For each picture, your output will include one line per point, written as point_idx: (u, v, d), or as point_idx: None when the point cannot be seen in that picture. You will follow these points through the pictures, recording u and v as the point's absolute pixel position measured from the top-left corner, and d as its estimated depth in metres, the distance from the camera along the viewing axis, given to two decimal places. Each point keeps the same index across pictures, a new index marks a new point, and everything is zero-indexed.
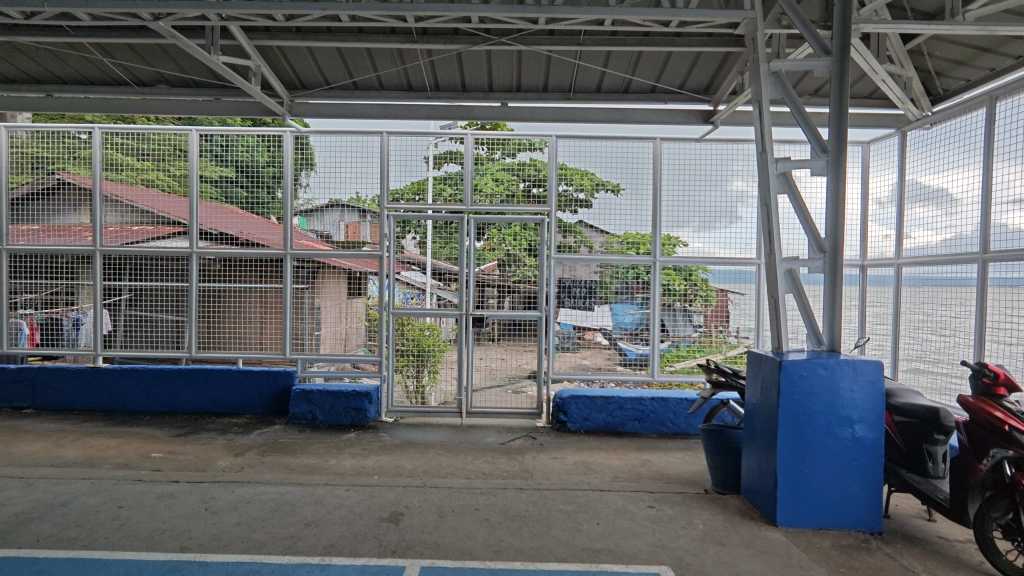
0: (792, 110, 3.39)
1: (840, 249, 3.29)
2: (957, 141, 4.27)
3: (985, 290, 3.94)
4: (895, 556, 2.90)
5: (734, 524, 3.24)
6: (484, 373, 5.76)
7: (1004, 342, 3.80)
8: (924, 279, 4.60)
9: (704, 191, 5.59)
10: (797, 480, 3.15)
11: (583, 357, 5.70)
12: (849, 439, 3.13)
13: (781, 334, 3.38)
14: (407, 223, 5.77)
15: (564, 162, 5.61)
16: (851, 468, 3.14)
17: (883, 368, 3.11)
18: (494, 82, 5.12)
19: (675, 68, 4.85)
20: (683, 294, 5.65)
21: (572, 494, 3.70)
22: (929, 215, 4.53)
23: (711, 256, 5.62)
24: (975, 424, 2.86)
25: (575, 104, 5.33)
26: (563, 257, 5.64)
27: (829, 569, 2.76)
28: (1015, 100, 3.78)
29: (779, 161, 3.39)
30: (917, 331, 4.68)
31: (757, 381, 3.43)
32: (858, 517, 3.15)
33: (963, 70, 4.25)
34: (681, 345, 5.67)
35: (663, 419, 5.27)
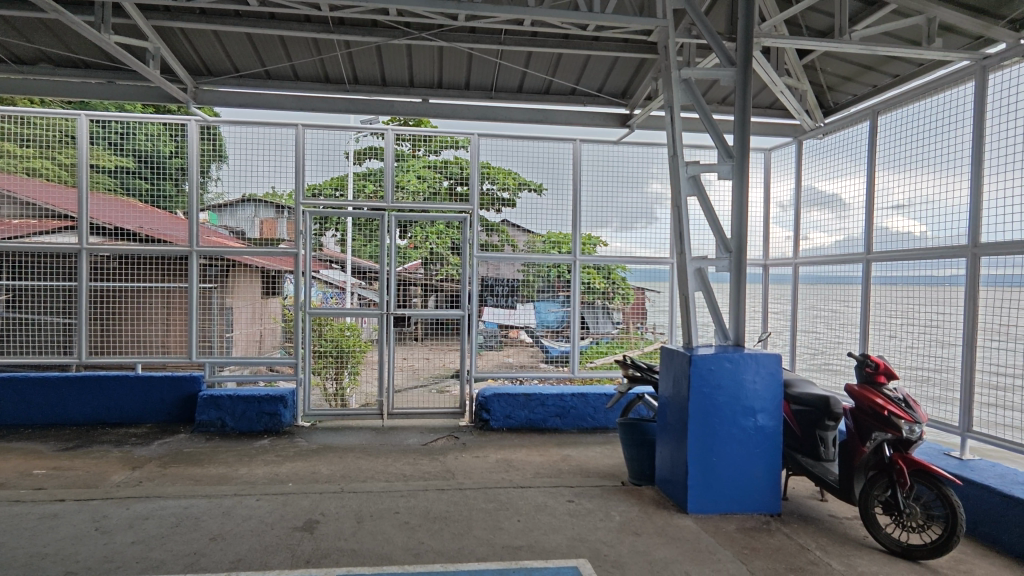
0: (701, 116, 3.56)
1: (744, 250, 3.49)
2: (846, 151, 4.65)
3: (869, 288, 4.34)
4: (792, 535, 3.11)
5: (648, 514, 3.36)
6: (407, 374, 5.66)
7: (885, 335, 4.19)
8: (818, 278, 4.98)
9: (623, 192, 5.78)
10: (705, 469, 3.32)
11: (507, 355, 5.72)
12: (752, 428, 3.33)
13: (691, 330, 3.54)
14: (327, 221, 5.57)
15: (488, 160, 5.61)
16: (754, 455, 3.34)
17: (782, 360, 3.33)
18: (415, 77, 5.02)
19: (594, 71, 4.97)
20: (604, 292, 5.80)
21: (494, 493, 3.71)
22: (824, 218, 4.90)
23: (630, 256, 5.80)
24: (861, 410, 3.10)
25: (497, 103, 5.33)
26: (486, 256, 5.64)
27: (734, 551, 2.93)
28: (892, 115, 4.18)
29: (689, 165, 3.56)
30: (812, 327, 5.07)
31: (670, 375, 3.57)
32: (759, 500, 3.36)
33: (850, 86, 4.64)
34: (601, 342, 5.82)
35: (583, 415, 5.39)
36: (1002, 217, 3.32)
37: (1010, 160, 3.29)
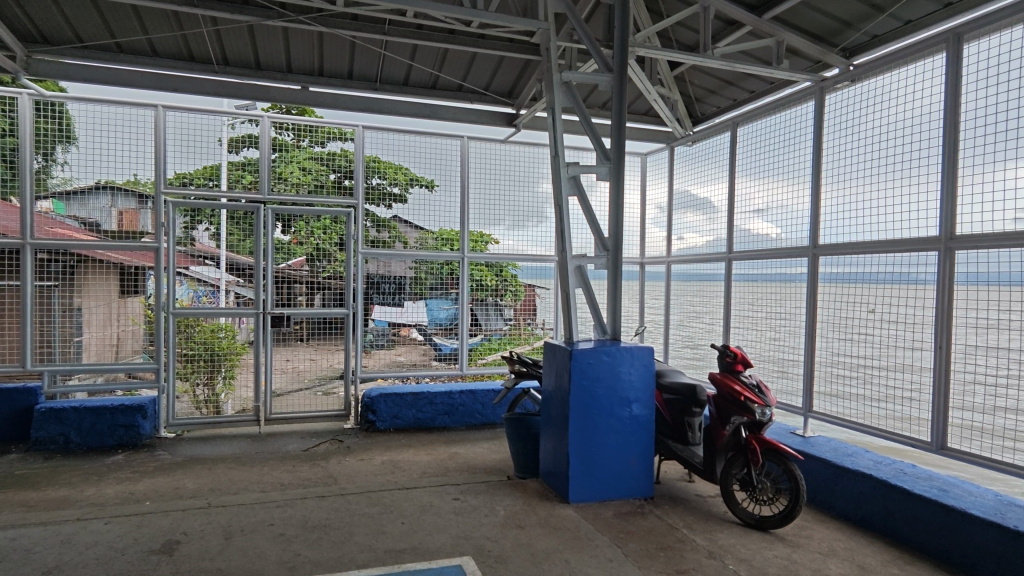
0: (580, 120, 3.70)
1: (620, 248, 3.66)
2: (712, 158, 5.07)
3: (730, 285, 4.77)
4: (662, 516, 3.33)
5: (532, 506, 3.44)
6: (289, 376, 5.35)
7: (745, 327, 4.61)
8: (689, 275, 5.36)
9: (512, 191, 5.87)
10: (585, 459, 3.45)
11: (398, 354, 5.58)
12: (628, 418, 3.51)
13: (572, 326, 3.66)
14: (198, 213, 5.11)
15: (374, 154, 5.43)
16: (629, 443, 3.52)
17: (654, 353, 3.54)
18: (292, 63, 4.73)
19: (481, 69, 4.98)
20: (494, 289, 5.84)
21: (377, 496, 3.61)
22: (695, 220, 5.28)
23: (521, 253, 5.90)
24: (722, 397, 3.38)
25: (382, 95, 5.17)
26: (375, 253, 5.48)
27: (610, 536, 3.07)
28: (748, 127, 4.62)
29: (570, 166, 3.67)
30: (682, 320, 5.46)
31: (552, 370, 3.67)
32: (634, 485, 3.55)
33: (714, 99, 5.04)
34: (492, 338, 5.86)
35: (471, 411, 5.40)
36: (837, 223, 3.79)
37: (843, 172, 3.75)
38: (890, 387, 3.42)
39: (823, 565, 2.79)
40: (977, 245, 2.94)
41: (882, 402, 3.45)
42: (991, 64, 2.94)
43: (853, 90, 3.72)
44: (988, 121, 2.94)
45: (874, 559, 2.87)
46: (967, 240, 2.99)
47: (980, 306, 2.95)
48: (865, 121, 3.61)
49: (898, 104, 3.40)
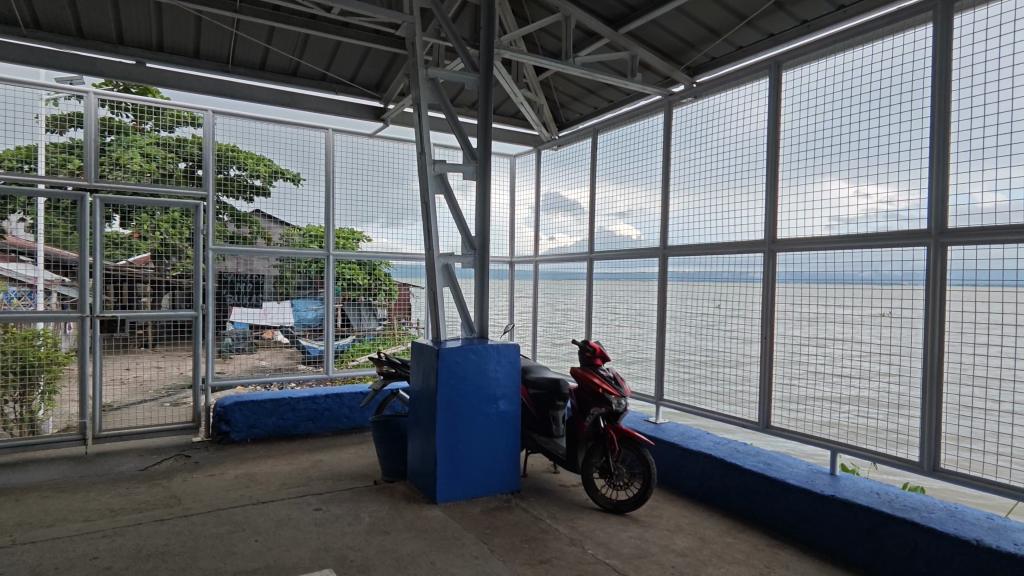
0: (447, 117, 3.70)
1: (487, 247, 3.71)
2: (576, 162, 5.33)
3: (592, 283, 5.04)
4: (528, 509, 3.42)
5: (399, 510, 3.36)
6: (130, 387, 4.75)
7: (606, 323, 4.91)
8: (555, 274, 5.58)
9: (382, 187, 5.70)
10: (452, 458, 3.44)
11: (260, 358, 5.20)
12: (494, 414, 3.55)
13: (440, 325, 3.63)
14: (8, 200, 4.29)
15: (228, 142, 4.98)
16: (496, 439, 3.57)
17: (520, 350, 3.63)
18: (124, 34, 4.19)
19: (346, 59, 4.78)
20: (367, 288, 5.63)
21: (228, 514, 3.31)
22: (564, 221, 5.46)
23: (395, 252, 5.76)
24: (583, 390, 3.54)
25: (235, 79, 4.76)
26: (232, 250, 5.05)
27: (477, 533, 3.09)
28: (607, 134, 4.95)
29: (436, 163, 3.64)
30: (549, 318, 5.69)
31: (420, 369, 3.61)
32: (501, 481, 3.61)
33: (576, 105, 5.28)
34: (365, 339, 5.66)
35: (338, 416, 5.16)
36: (682, 226, 4.16)
37: (688, 180, 4.12)
38: (727, 375, 3.81)
39: (670, 541, 3.03)
40: (792, 248, 3.38)
41: (721, 389, 3.84)
42: (805, 90, 3.37)
43: (695, 105, 4.10)
44: (801, 139, 3.38)
45: (713, 530, 3.17)
46: (786, 243, 3.42)
47: (796, 301, 3.39)
48: (706, 134, 3.99)
49: (733, 121, 3.80)
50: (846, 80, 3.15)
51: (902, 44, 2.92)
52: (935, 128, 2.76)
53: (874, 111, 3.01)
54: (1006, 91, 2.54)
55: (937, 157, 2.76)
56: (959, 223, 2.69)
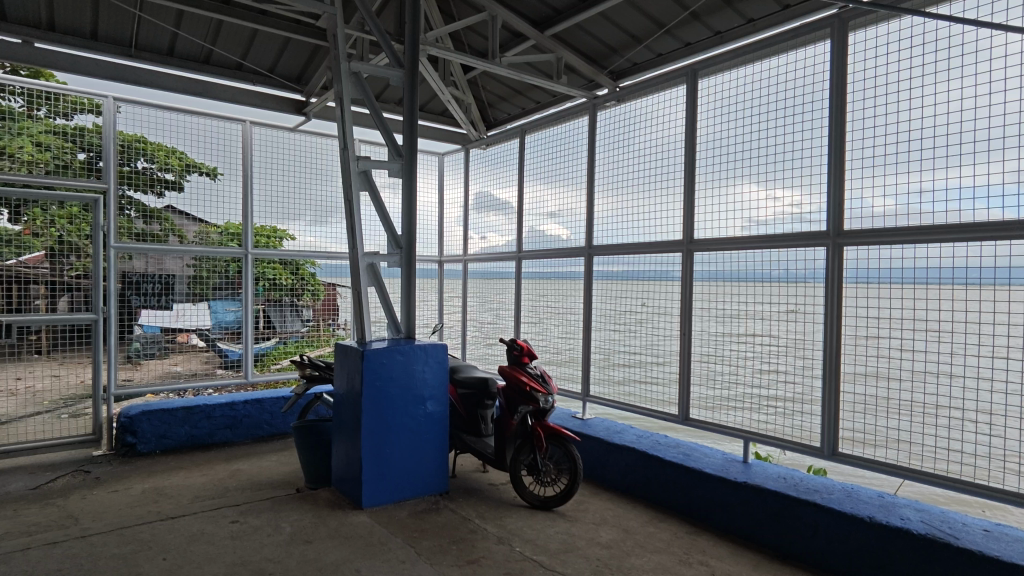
0: (371, 113, 3.63)
1: (413, 246, 3.65)
2: (505, 162, 5.36)
3: (521, 282, 5.10)
4: (456, 510, 3.40)
5: (322, 518, 3.25)
6: (21, 399, 4.29)
7: (535, 321, 4.98)
8: (484, 273, 5.60)
9: (306, 183, 5.49)
10: (379, 462, 3.36)
11: (174, 363, 4.88)
12: (422, 416, 3.51)
13: (365, 326, 3.54)
14: None
15: (134, 132, 4.61)
16: (424, 441, 3.53)
17: (447, 350, 3.60)
18: (7, 10, 3.80)
19: (263, 49, 4.56)
20: (291, 288, 5.40)
21: (132, 532, 3.08)
22: (493, 220, 5.48)
23: (321, 251, 5.59)
24: (511, 389, 3.56)
25: (138, 64, 4.44)
26: (141, 249, 4.71)
27: (404, 536, 3.04)
28: (534, 135, 5.00)
29: (359, 160, 3.54)
30: (478, 317, 5.71)
31: (344, 372, 3.51)
32: (429, 482, 3.57)
33: (505, 105, 5.30)
34: (289, 342, 5.44)
35: (258, 422, 4.93)
36: (607, 226, 4.28)
37: (612, 181, 4.24)
38: (649, 370, 3.95)
39: (595, 534, 3.10)
40: (707, 248, 3.56)
41: (643, 384, 3.97)
42: (718, 97, 3.55)
43: (617, 109, 4.23)
44: (714, 145, 3.56)
45: (636, 521, 3.28)
46: (701, 244, 3.59)
47: (711, 299, 3.57)
48: (628, 137, 4.12)
49: (653, 126, 3.94)
50: (755, 89, 3.35)
51: (804, 57, 3.13)
52: (834, 137, 2.98)
53: (780, 120, 3.21)
54: (893, 105, 2.78)
55: (835, 164, 2.98)
56: (854, 226, 2.92)
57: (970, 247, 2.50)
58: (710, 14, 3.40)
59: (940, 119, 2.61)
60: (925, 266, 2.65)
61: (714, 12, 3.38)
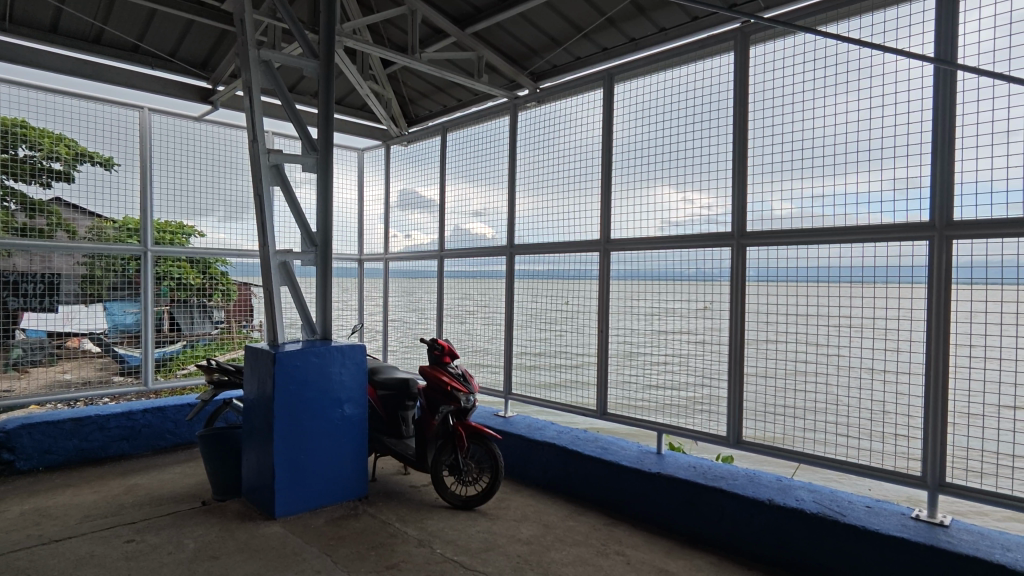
0: (283, 104, 3.47)
1: (329, 244, 3.53)
2: (426, 160, 5.30)
3: (443, 281, 5.07)
4: (376, 514, 3.32)
5: (230, 531, 3.07)
6: None
7: (456, 320, 4.96)
8: (406, 272, 5.54)
9: (214, 177, 5.19)
10: (293, 469, 3.22)
11: (63, 371, 4.43)
12: (339, 419, 3.39)
13: (277, 327, 3.38)
14: None
15: (15, 116, 4.14)
16: (342, 445, 3.42)
17: (366, 351, 3.51)
18: None
19: (163, 31, 4.25)
20: (200, 288, 5.08)
21: (8, 560, 2.77)
22: (415, 218, 5.41)
23: (233, 248, 5.31)
24: (433, 389, 3.52)
25: (15, 41, 4.00)
26: (23, 244, 4.22)
27: (320, 545, 2.93)
28: (456, 134, 4.98)
29: (270, 153, 3.37)
30: (400, 316, 5.64)
31: (254, 376, 3.34)
32: (347, 488, 3.46)
33: (426, 102, 5.23)
34: (197, 344, 5.09)
35: (159, 433, 4.59)
36: (528, 225, 4.33)
37: (533, 181, 4.29)
38: (568, 367, 4.04)
39: (517, 531, 3.12)
40: (623, 248, 3.68)
41: (563, 381, 4.06)
42: (633, 102, 3.67)
43: (538, 110, 4.28)
44: (629, 148, 3.68)
45: (556, 516, 3.33)
46: (618, 243, 3.71)
47: (627, 296, 3.70)
48: (549, 138, 4.18)
49: (572, 128, 4.03)
50: (667, 95, 3.49)
51: (710, 67, 3.30)
52: (737, 143, 3.17)
53: (689, 126, 3.37)
54: (790, 116, 3.00)
55: (739, 169, 3.17)
56: (755, 227, 3.12)
57: (853, 250, 2.77)
58: (625, 20, 3.52)
59: (830, 129, 2.83)
60: (817, 265, 2.88)
61: (629, 19, 3.51)
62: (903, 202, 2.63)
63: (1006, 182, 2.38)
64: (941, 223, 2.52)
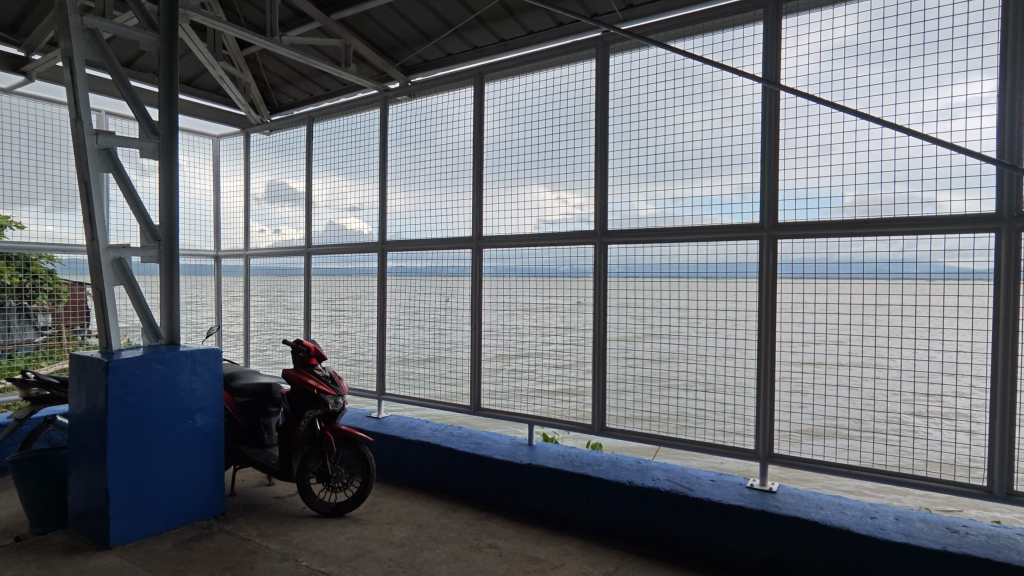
0: (115, 79, 3.08)
1: (175, 239, 3.20)
2: (290, 151, 5.01)
3: (309, 279, 4.83)
4: (233, 531, 3.07)
5: (51, 568, 2.67)
6: None
7: (324, 319, 4.75)
8: (268, 270, 5.21)
9: (33, 160, 4.48)
10: (132, 491, 2.88)
11: None
12: (189, 432, 3.09)
13: (112, 333, 2.99)
14: None
15: None
16: (193, 459, 3.11)
17: (221, 355, 3.23)
18: None
19: None
20: (18, 289, 4.36)
21: None
22: (280, 212, 5.09)
23: (71, 244, 4.65)
24: (297, 393, 3.32)
25: None
26: None
27: (164, 572, 2.64)
28: (323, 124, 4.75)
29: (98, 134, 2.98)
30: (262, 316, 5.29)
31: (82, 388, 2.94)
32: (200, 506, 3.16)
33: (289, 90, 4.92)
34: (15, 356, 4.39)
35: None
36: (401, 221, 4.25)
37: (405, 177, 4.22)
38: (442, 364, 4.03)
39: (389, 534, 3.05)
40: (494, 246, 3.75)
41: (437, 378, 4.04)
42: (503, 102, 3.74)
43: (409, 104, 4.21)
44: (499, 147, 3.75)
45: (430, 515, 3.30)
46: (490, 240, 3.77)
47: (499, 292, 3.77)
48: (421, 133, 4.13)
49: (443, 124, 4.01)
50: (534, 97, 3.59)
51: (574, 72, 3.45)
52: (599, 147, 3.34)
53: (556, 128, 3.49)
54: (645, 123, 3.21)
55: (601, 171, 3.35)
56: (616, 227, 3.32)
57: (699, 248, 3.05)
58: (495, 20, 3.57)
59: (679, 137, 3.09)
60: (669, 262, 3.14)
61: (498, 20, 3.57)
62: (740, 206, 2.95)
63: (817, 191, 2.75)
64: (769, 224, 2.86)
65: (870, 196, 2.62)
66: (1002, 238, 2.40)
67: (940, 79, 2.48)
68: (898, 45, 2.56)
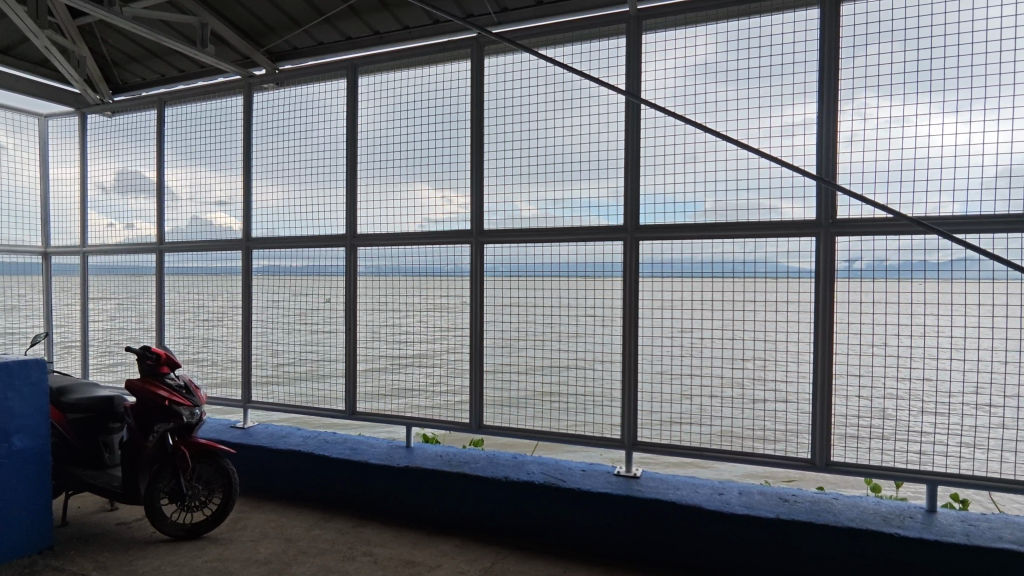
0: None
1: None
2: (137, 136, 4.52)
3: (162, 278, 4.40)
4: (63, 567, 2.71)
5: None
6: None
7: (181, 322, 4.36)
8: (112, 269, 4.66)
9: None
10: None
11: None
12: (5, 456, 2.66)
13: None
14: None
15: None
16: (10, 488, 2.69)
17: (46, 366, 2.83)
18: None
19: None
20: None
21: None
22: (126, 204, 4.57)
23: None
24: (144, 406, 2.99)
25: None
26: None
27: None
28: (176, 109, 4.34)
29: None
30: (104, 320, 4.72)
31: None
32: (20, 541, 2.74)
33: (137, 68, 4.42)
34: None
35: None
36: (266, 216, 4.00)
37: (271, 169, 3.97)
38: (314, 367, 3.85)
39: (252, 552, 2.84)
40: (368, 244, 3.66)
41: (309, 382, 3.86)
42: (377, 96, 3.64)
43: (276, 92, 3.97)
44: (373, 142, 3.65)
45: (299, 527, 3.13)
46: (364, 239, 3.67)
47: (374, 291, 3.68)
48: (289, 124, 3.91)
49: (314, 115, 3.82)
50: (409, 93, 3.54)
51: (449, 71, 3.46)
52: (474, 146, 3.37)
53: (431, 126, 3.47)
54: (517, 124, 3.27)
55: (477, 171, 3.38)
56: (491, 227, 3.38)
57: (569, 248, 3.20)
58: (369, 12, 3.47)
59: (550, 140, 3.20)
60: (541, 262, 3.25)
61: (373, 12, 3.47)
62: (604, 209, 3.13)
63: (673, 196, 2.98)
64: (631, 227, 3.07)
65: (717, 203, 2.89)
66: (821, 242, 2.75)
67: (771, 101, 2.79)
68: (738, 68, 2.84)
